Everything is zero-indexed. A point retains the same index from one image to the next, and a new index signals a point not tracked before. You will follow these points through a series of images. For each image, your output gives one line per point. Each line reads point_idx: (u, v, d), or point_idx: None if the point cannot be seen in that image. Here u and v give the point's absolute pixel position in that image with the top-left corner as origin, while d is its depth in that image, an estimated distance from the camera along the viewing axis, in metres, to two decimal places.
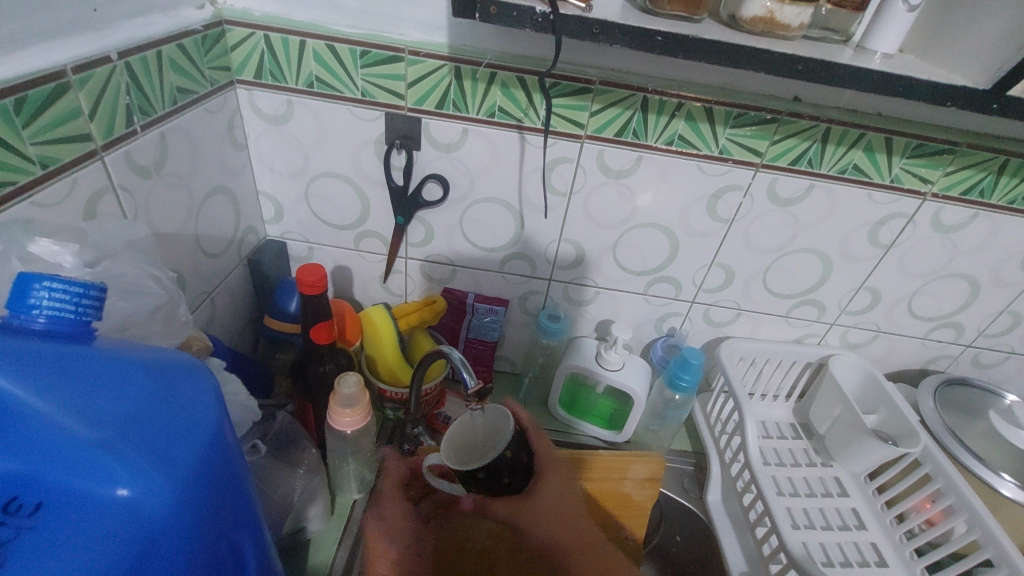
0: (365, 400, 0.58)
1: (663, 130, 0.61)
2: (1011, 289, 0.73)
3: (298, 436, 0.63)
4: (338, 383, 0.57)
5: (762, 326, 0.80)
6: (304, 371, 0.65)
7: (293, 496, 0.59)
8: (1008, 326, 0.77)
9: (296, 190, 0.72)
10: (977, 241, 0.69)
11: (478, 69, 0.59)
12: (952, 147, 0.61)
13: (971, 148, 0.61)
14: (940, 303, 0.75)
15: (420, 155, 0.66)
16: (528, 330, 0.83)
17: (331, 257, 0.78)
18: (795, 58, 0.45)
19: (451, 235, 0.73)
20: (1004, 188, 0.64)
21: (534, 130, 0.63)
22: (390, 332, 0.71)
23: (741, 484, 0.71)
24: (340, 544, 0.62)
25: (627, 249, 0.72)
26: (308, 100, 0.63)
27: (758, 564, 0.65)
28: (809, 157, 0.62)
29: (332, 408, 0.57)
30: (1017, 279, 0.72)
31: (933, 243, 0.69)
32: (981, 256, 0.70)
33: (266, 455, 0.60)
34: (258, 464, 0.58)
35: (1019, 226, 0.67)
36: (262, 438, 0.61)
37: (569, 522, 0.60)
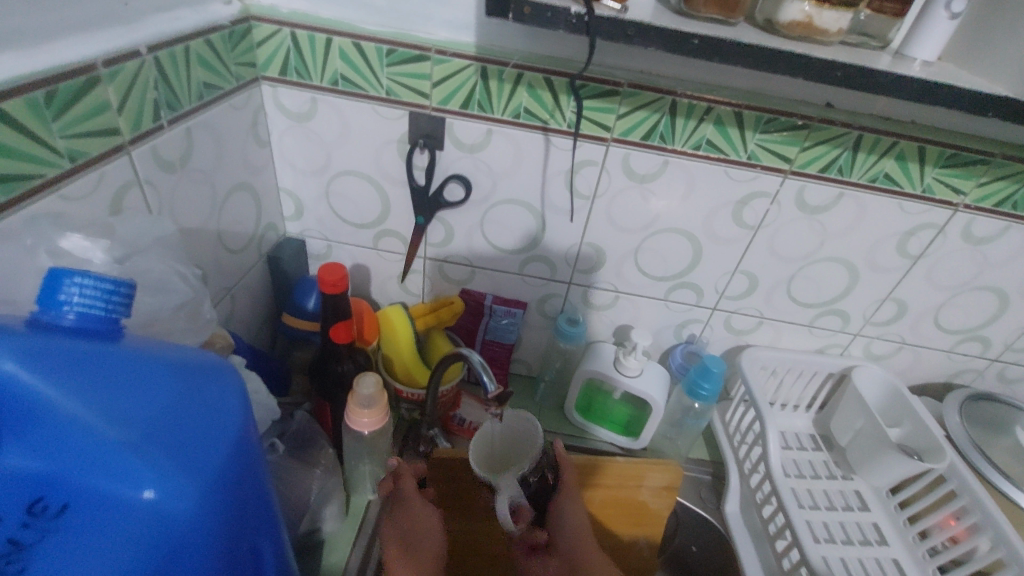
0: (384, 401, 0.57)
1: (690, 135, 0.61)
2: None
3: (316, 430, 0.63)
4: (357, 384, 0.57)
5: (784, 335, 0.79)
6: (323, 369, 0.65)
7: (311, 496, 0.59)
8: None
9: (317, 188, 0.71)
10: (1009, 253, 0.67)
11: (504, 69, 0.59)
12: (986, 157, 0.60)
13: (1006, 159, 0.60)
14: (968, 316, 0.73)
15: (444, 155, 0.66)
16: (546, 334, 0.82)
17: (349, 256, 0.77)
18: (834, 64, 0.44)
19: (471, 236, 0.73)
20: None
21: (559, 132, 0.62)
22: (408, 332, 0.70)
23: (759, 495, 0.70)
24: (355, 545, 0.62)
25: (650, 254, 0.71)
26: (332, 98, 0.63)
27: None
28: (839, 165, 0.61)
29: (351, 407, 0.57)
30: None
31: (963, 254, 0.68)
32: (1011, 268, 0.68)
33: (284, 454, 0.59)
34: (276, 465, 0.58)
35: None
36: (280, 436, 0.61)
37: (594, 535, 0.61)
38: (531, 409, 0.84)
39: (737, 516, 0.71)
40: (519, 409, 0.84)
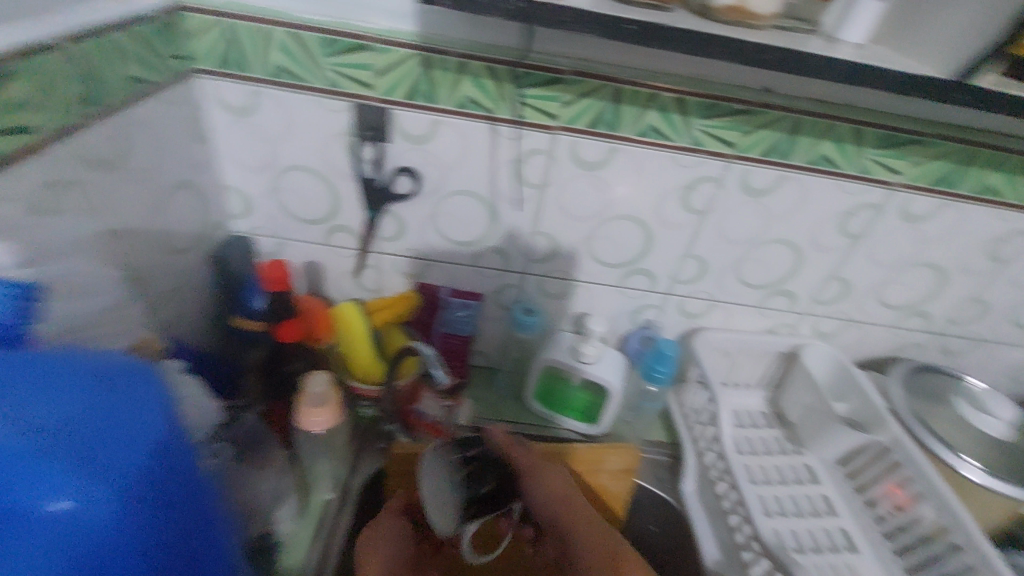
0: (335, 398, 0.58)
1: (637, 122, 0.61)
2: (976, 277, 0.75)
3: (265, 433, 0.62)
4: (306, 382, 0.57)
5: (735, 316, 0.80)
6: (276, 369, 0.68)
7: (264, 498, 0.58)
8: (972, 314, 0.79)
9: (262, 183, 0.69)
10: (945, 230, 0.70)
11: (447, 58, 0.58)
12: (918, 137, 0.62)
13: (938, 138, 0.62)
14: (909, 292, 0.76)
15: (392, 147, 0.65)
16: (505, 325, 0.82)
17: (301, 253, 0.75)
18: (763, 48, 0.45)
19: (424, 229, 0.72)
20: (970, 178, 0.65)
21: (505, 121, 0.62)
22: (363, 328, 0.70)
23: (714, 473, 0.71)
24: (311, 545, 0.61)
25: (602, 242, 0.72)
26: (273, 90, 0.61)
27: (732, 553, 0.64)
28: (780, 149, 0.63)
29: (303, 408, 0.56)
30: (981, 268, 0.73)
31: (901, 232, 0.70)
32: (947, 245, 0.71)
33: (233, 457, 0.58)
34: (225, 468, 0.57)
35: (984, 215, 0.68)
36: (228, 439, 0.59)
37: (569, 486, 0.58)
38: (489, 400, 0.84)
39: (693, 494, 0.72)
40: (479, 401, 0.83)
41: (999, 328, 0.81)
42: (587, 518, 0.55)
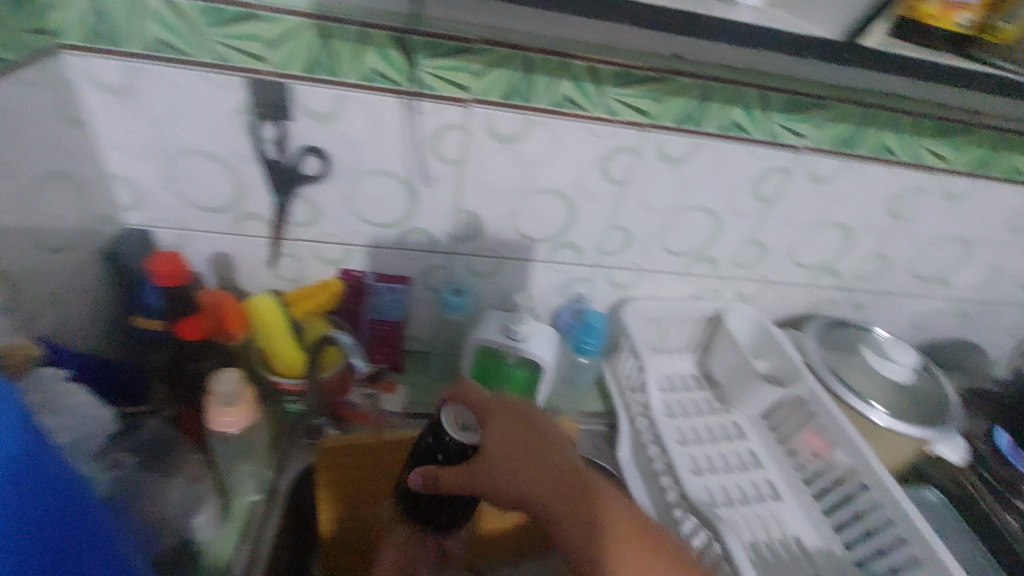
0: (247, 396, 0.55)
1: (549, 91, 0.61)
2: (880, 232, 0.79)
3: (174, 436, 0.60)
4: (214, 386, 0.53)
5: (660, 285, 0.81)
6: (181, 371, 0.61)
7: (177, 501, 0.57)
8: (877, 269, 0.84)
9: (154, 170, 0.64)
10: (849, 189, 0.73)
11: (345, 28, 0.55)
12: (822, 100, 0.65)
13: (841, 101, 0.63)
14: (820, 250, 0.80)
15: (296, 126, 0.61)
16: (435, 308, 0.80)
17: (209, 244, 0.70)
18: None
19: (340, 213, 0.69)
20: (870, 139, 0.69)
21: (415, 95, 0.60)
22: (282, 321, 0.64)
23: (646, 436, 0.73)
24: (239, 547, 0.60)
25: (526, 218, 0.71)
26: (154, 67, 0.56)
27: (665, 511, 0.66)
28: (692, 115, 0.64)
29: (211, 410, 0.53)
30: (883, 224, 0.78)
31: (809, 194, 0.73)
32: (853, 205, 0.75)
33: (135, 467, 0.56)
34: (126, 479, 0.54)
35: (880, 172, 0.72)
36: (128, 449, 0.57)
37: (541, 472, 0.51)
38: (423, 384, 0.82)
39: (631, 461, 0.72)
40: (413, 386, 0.81)
41: (901, 280, 0.87)
42: (572, 508, 0.50)
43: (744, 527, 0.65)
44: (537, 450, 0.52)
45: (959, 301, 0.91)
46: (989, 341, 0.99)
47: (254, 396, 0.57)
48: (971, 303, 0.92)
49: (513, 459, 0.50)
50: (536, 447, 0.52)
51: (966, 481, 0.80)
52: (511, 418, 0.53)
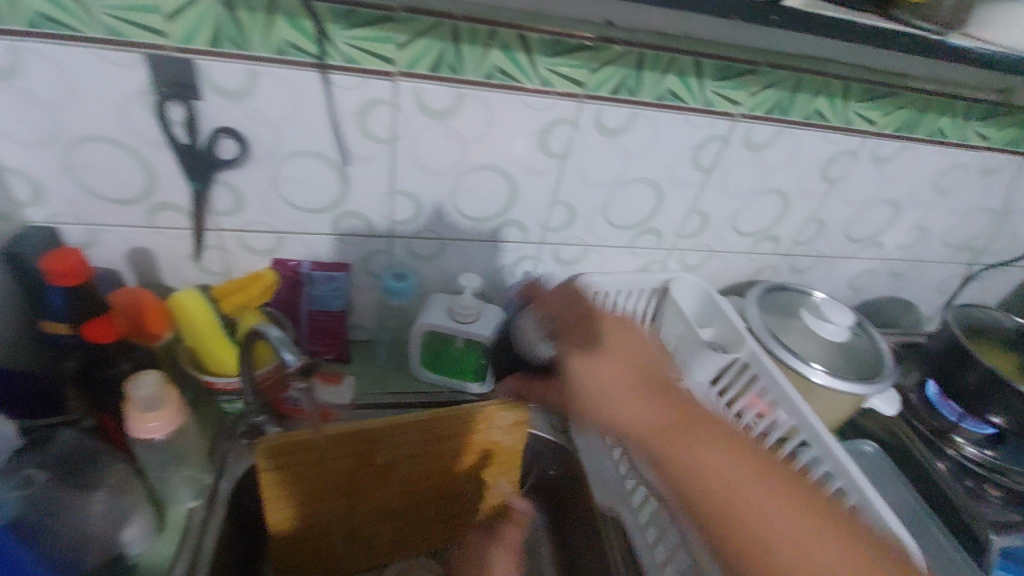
0: (170, 402, 0.62)
1: (479, 61, 0.71)
2: (812, 199, 0.99)
3: (94, 447, 0.67)
4: (131, 388, 0.61)
5: (606, 257, 0.97)
6: (94, 377, 0.68)
7: (105, 507, 0.64)
8: (812, 233, 1.05)
9: (52, 160, 0.69)
10: (788, 158, 0.91)
11: (254, 1, 0.62)
12: (752, 66, 0.78)
13: (768, 66, 0.79)
14: (762, 218, 0.99)
15: (205, 105, 0.68)
16: (374, 292, 0.92)
17: (121, 239, 0.77)
18: None
19: (266, 197, 0.78)
20: (760, 99, 0.82)
21: (335, 68, 0.68)
22: (206, 315, 0.74)
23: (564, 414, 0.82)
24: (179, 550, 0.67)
25: (466, 195, 0.84)
26: (34, 45, 0.60)
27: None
28: (627, 85, 0.77)
29: (134, 416, 0.61)
30: (813, 192, 0.97)
31: (748, 159, 0.89)
32: (791, 173, 0.93)
33: (49, 481, 0.62)
34: (41, 494, 0.60)
35: (819, 139, 0.90)
36: (42, 461, 0.63)
37: (653, 405, 0.65)
38: (328, 381, 0.83)
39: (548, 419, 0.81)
40: (328, 379, 0.84)
41: (839, 244, 1.09)
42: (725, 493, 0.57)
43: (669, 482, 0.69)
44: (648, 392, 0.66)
45: (830, 244, 1.07)
46: (852, 279, 1.19)
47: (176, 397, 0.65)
48: (837, 243, 1.09)
49: (639, 428, 0.64)
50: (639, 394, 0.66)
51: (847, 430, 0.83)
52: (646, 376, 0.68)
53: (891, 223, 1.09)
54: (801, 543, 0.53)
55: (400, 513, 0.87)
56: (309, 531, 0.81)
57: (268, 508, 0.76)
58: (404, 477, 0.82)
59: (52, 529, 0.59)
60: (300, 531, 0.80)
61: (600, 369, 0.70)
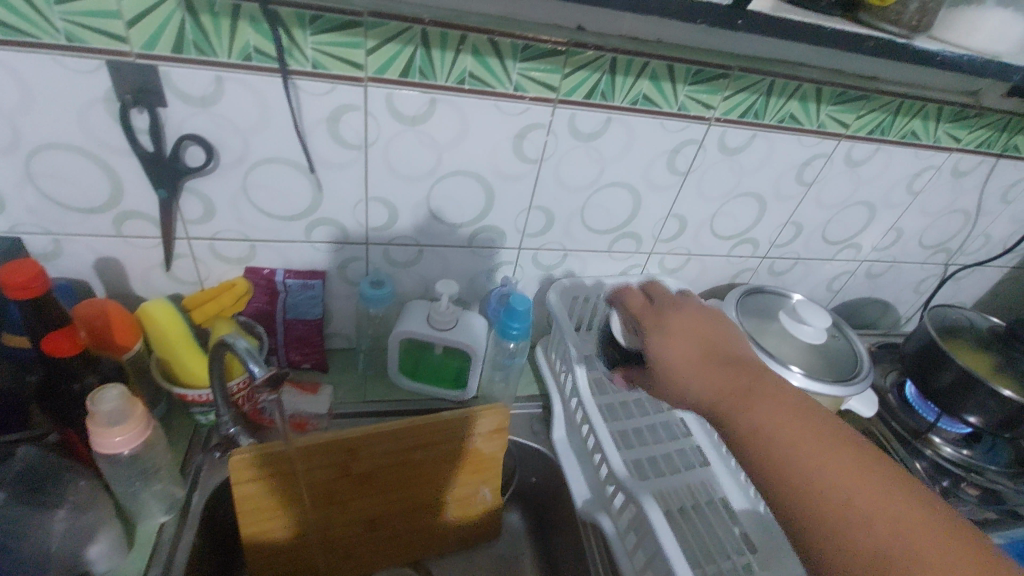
0: (260, 462, 0.61)
1: (629, 90, 0.62)
2: (992, 214, 0.88)
3: (58, 462, 0.52)
4: (234, 457, 0.60)
5: (707, 267, 0.86)
6: (55, 392, 0.53)
7: (207, 503, 0.62)
8: (981, 245, 0.93)
9: (13, 169, 0.55)
10: (978, 181, 0.83)
11: (448, 34, 0.55)
12: (896, 100, 0.69)
13: (911, 99, 0.70)
14: (943, 232, 0.89)
15: (380, 127, 0.60)
16: (354, 301, 0.77)
17: (277, 254, 0.69)
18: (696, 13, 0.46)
19: (417, 212, 0.69)
20: (933, 130, 0.74)
21: (506, 95, 0.60)
22: (177, 329, 0.62)
23: (590, 443, 0.71)
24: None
25: (595, 211, 0.73)
26: (243, 75, 0.54)
27: (599, 488, 0.69)
28: (754, 110, 0.67)
29: (95, 430, 0.49)
30: (995, 208, 0.88)
31: (946, 186, 0.82)
32: (979, 193, 0.85)
33: (216, 459, 0.66)
34: (208, 473, 0.64)
35: (1008, 169, 0.82)
36: (204, 440, 0.67)
37: (719, 375, 0.50)
38: (353, 382, 0.79)
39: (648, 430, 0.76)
40: (341, 384, 0.78)
41: (1001, 260, 0.98)
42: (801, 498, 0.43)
43: (675, 498, 0.67)
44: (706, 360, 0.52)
45: (933, 259, 0.94)
46: (954, 297, 1.02)
47: (145, 409, 0.53)
48: (939, 261, 0.94)
49: (688, 361, 0.52)
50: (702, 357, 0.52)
51: (877, 432, 0.82)
52: (709, 367, 0.51)
53: (986, 245, 0.93)
54: (907, 523, 0.39)
55: (398, 534, 0.75)
56: (317, 542, 0.70)
57: (252, 521, 0.65)
58: (418, 471, 0.71)
59: (46, 548, 0.48)
60: (303, 534, 0.69)
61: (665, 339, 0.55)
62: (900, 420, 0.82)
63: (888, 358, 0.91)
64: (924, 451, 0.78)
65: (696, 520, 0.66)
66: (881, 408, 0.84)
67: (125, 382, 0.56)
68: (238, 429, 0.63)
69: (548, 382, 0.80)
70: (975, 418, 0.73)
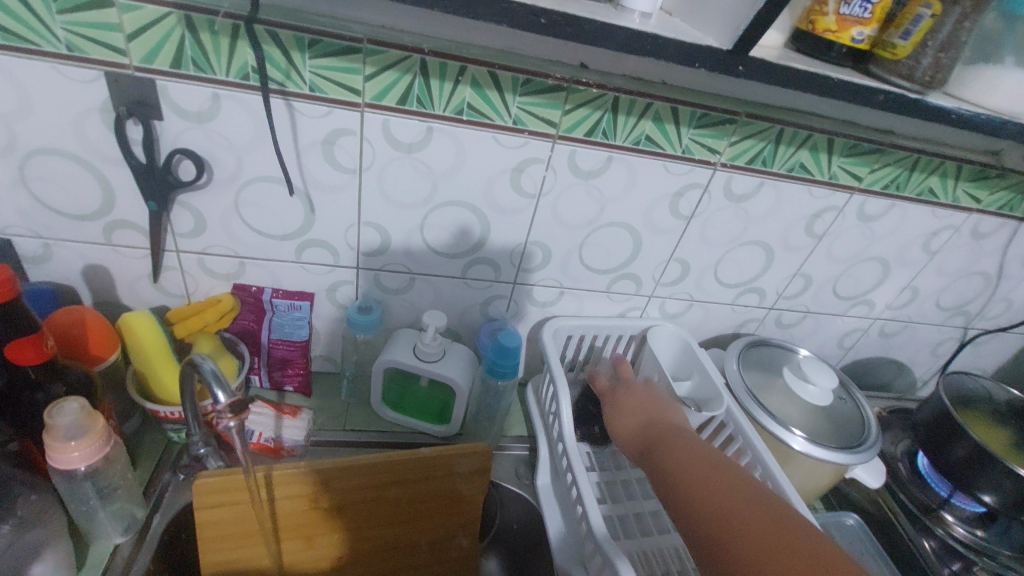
0: (226, 488, 0.59)
1: (631, 130, 0.60)
2: (1015, 278, 0.84)
3: (11, 473, 0.51)
4: (200, 481, 0.58)
5: (710, 314, 0.83)
6: (12, 398, 0.52)
7: (168, 526, 0.61)
8: (1002, 310, 0.89)
9: (6, 172, 0.55)
10: (999, 244, 0.79)
11: (448, 65, 0.54)
12: (912, 155, 0.67)
13: (928, 156, 0.67)
14: (962, 294, 0.85)
15: (375, 152, 0.59)
16: (341, 324, 0.75)
17: (266, 272, 0.68)
18: (695, 54, 0.45)
19: (410, 242, 0.67)
20: (951, 189, 0.71)
21: (505, 129, 0.59)
22: (158, 342, 0.61)
23: (572, 493, 0.67)
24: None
25: (593, 249, 0.71)
26: (240, 93, 0.53)
27: (579, 543, 0.65)
28: (763, 157, 0.65)
29: (52, 446, 0.48)
30: (1018, 273, 0.83)
31: (965, 246, 0.78)
32: (1000, 256, 0.81)
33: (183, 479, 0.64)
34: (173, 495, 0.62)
35: None
36: (172, 460, 0.65)
37: (649, 434, 0.58)
38: (336, 409, 0.76)
39: (637, 482, 0.72)
40: (323, 411, 0.76)
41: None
42: (756, 522, 0.44)
43: (659, 561, 0.62)
44: (654, 424, 0.59)
45: (951, 322, 0.89)
46: (973, 363, 0.97)
47: (107, 424, 0.51)
48: (957, 324, 0.90)
49: (629, 426, 0.61)
50: (649, 426, 0.59)
51: (886, 505, 0.76)
52: (660, 429, 0.58)
53: (1007, 310, 0.89)
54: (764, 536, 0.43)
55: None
56: None
57: (212, 550, 0.62)
58: (391, 510, 0.67)
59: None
60: (266, 568, 0.65)
61: (620, 407, 0.63)
62: (910, 493, 0.76)
63: (899, 424, 0.85)
64: (934, 530, 0.73)
65: None
66: (890, 478, 0.79)
67: (92, 394, 0.55)
68: (208, 451, 0.62)
69: (536, 423, 0.77)
70: (990, 498, 0.68)
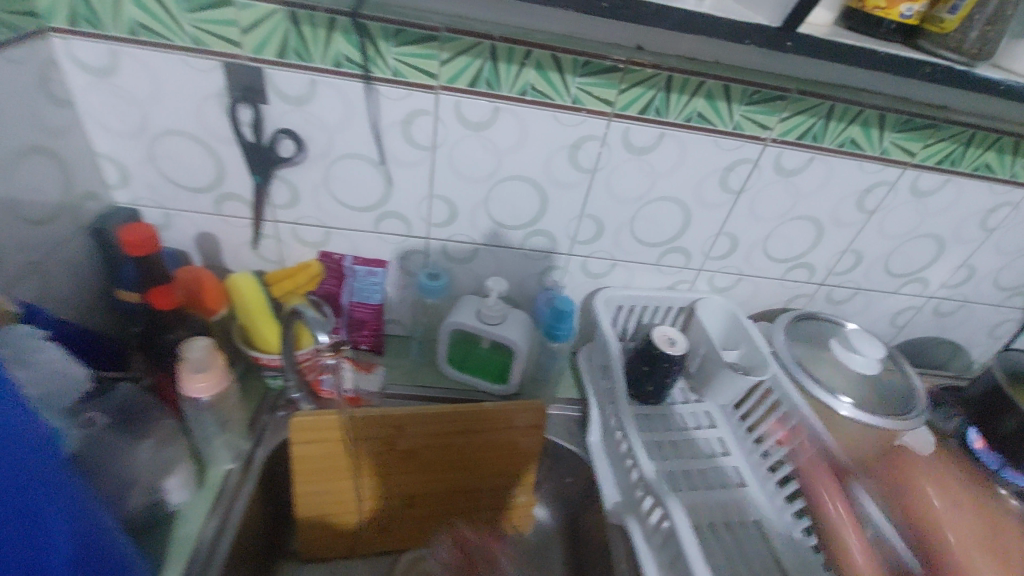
0: (319, 427, 0.67)
1: (684, 108, 0.65)
2: None
3: (148, 402, 0.60)
4: (297, 419, 0.66)
5: (760, 289, 0.86)
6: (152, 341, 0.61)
7: (266, 459, 0.70)
8: None
9: (139, 150, 0.66)
10: None
11: (514, 50, 0.60)
12: (968, 130, 0.68)
13: (985, 131, 0.68)
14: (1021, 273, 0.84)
15: (448, 131, 0.66)
16: (411, 290, 0.83)
17: (347, 240, 0.76)
18: (745, 32, 0.49)
19: (476, 213, 0.74)
20: (1008, 164, 0.71)
21: (566, 108, 0.64)
22: (259, 300, 0.70)
23: (622, 448, 0.72)
24: (210, 512, 0.62)
25: (646, 223, 0.76)
26: (334, 79, 0.61)
27: (629, 492, 0.70)
28: (814, 132, 0.67)
29: (184, 375, 0.57)
30: None
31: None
32: None
33: (278, 420, 0.73)
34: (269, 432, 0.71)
35: None
36: (267, 404, 0.74)
37: None
38: (405, 367, 0.84)
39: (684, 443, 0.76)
40: (394, 368, 0.84)
41: None
42: None
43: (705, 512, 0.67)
44: None
45: (1009, 302, 0.89)
46: None
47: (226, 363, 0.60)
48: (1016, 305, 0.89)
49: None
50: None
51: None
52: None
53: None
54: None
55: (434, 516, 0.79)
56: (356, 511, 0.75)
57: (302, 484, 0.71)
58: (458, 457, 0.75)
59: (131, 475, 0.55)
60: (347, 502, 0.74)
61: None
62: None
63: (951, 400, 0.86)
64: None
65: (722, 534, 0.66)
66: None
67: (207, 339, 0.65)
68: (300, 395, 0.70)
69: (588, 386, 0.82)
70: None
